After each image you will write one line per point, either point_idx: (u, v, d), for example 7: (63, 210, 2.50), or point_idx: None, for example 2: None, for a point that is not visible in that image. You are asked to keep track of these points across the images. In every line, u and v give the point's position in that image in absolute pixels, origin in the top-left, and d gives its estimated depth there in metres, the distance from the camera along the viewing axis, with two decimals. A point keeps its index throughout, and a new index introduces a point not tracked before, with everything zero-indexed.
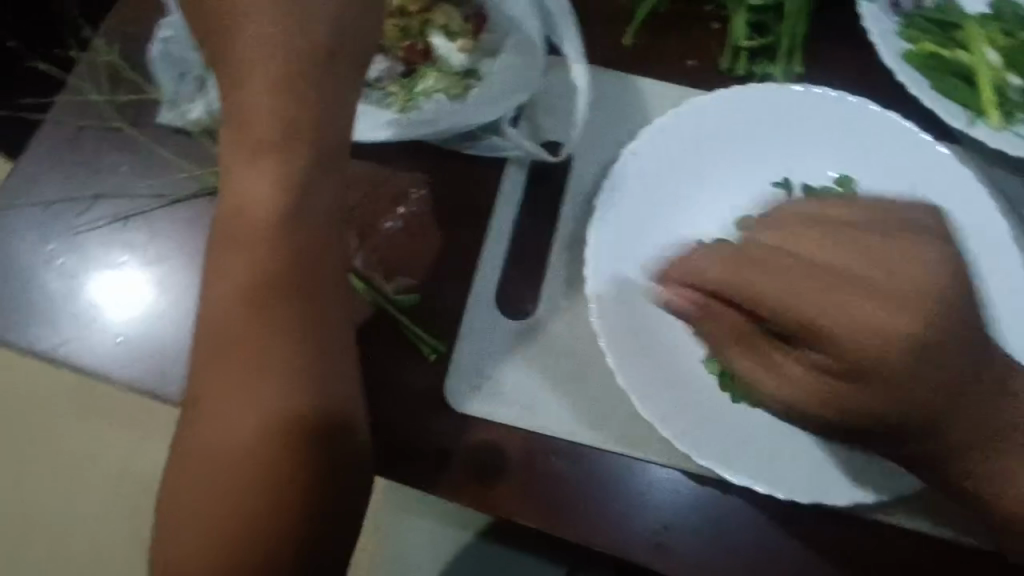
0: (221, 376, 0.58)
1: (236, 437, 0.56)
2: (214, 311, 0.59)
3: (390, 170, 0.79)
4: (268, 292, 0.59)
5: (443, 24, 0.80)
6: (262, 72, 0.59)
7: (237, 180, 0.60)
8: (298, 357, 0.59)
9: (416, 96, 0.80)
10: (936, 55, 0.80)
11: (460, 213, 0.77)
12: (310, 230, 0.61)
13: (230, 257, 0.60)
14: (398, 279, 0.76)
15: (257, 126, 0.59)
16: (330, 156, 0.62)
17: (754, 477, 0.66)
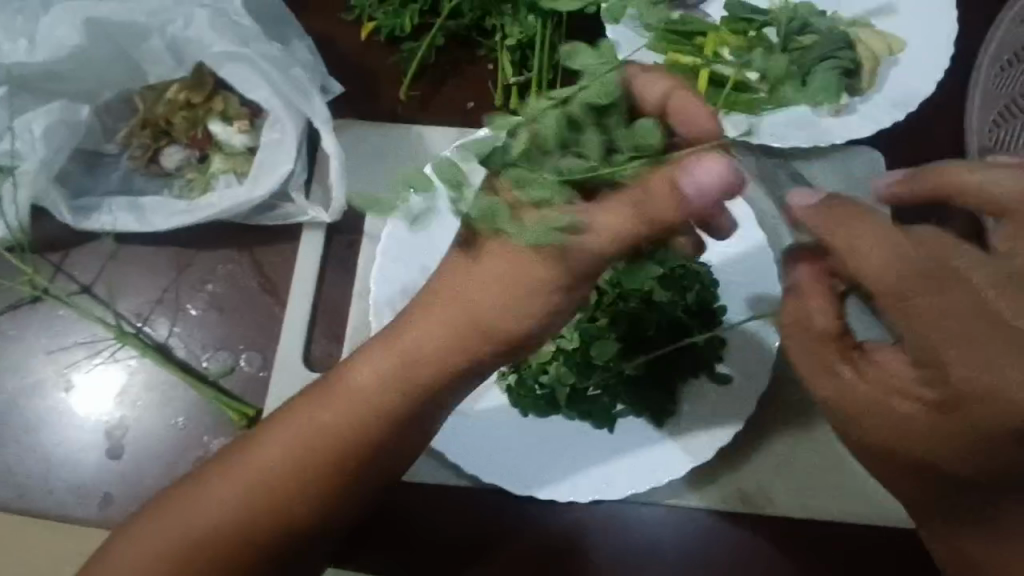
0: (314, 466, 0.65)
1: (215, 521, 0.65)
2: (308, 433, 0.65)
3: (196, 254, 0.85)
4: (327, 431, 0.64)
5: (220, 109, 0.85)
6: (458, 304, 0.60)
7: (408, 334, 0.62)
8: (305, 489, 0.65)
9: (210, 181, 0.85)
10: (678, 64, 0.85)
11: (267, 285, 0.83)
12: (335, 465, 0.64)
13: (308, 427, 0.65)
14: (211, 354, 0.81)
15: (426, 347, 0.62)
16: (400, 364, 0.63)
17: (537, 485, 0.72)
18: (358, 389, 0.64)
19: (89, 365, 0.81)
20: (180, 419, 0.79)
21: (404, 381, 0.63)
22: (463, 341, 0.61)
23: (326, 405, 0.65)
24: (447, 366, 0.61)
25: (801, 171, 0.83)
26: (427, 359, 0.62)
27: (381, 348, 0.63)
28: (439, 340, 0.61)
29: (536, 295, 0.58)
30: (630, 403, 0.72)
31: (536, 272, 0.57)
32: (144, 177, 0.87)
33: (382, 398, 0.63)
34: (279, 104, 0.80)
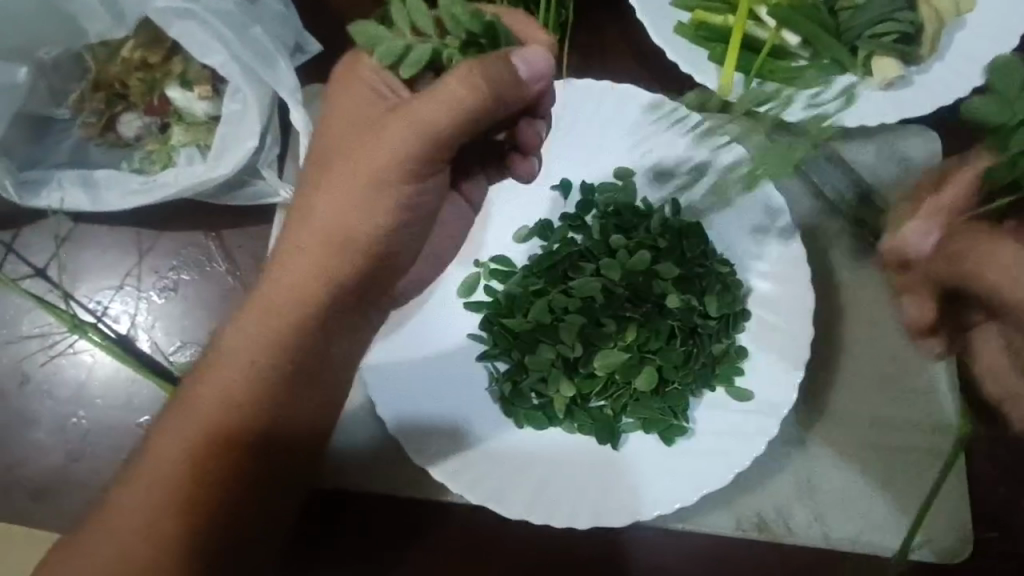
0: (209, 462, 0.55)
1: (101, 560, 0.54)
2: (195, 413, 0.56)
3: (158, 235, 0.76)
4: (217, 416, 0.56)
5: (179, 72, 0.75)
6: (302, 248, 0.55)
7: (271, 281, 0.56)
8: (193, 487, 0.55)
9: (171, 153, 0.76)
10: (705, 26, 0.73)
11: (236, 273, 0.75)
12: (223, 450, 0.55)
13: (193, 411, 0.56)
14: (177, 348, 0.74)
15: (294, 289, 0.55)
16: (253, 324, 0.56)
17: (528, 508, 0.63)
18: (228, 355, 0.56)
19: (45, 357, 0.74)
20: (143, 419, 0.72)
21: (280, 323, 0.55)
22: (333, 244, 0.55)
23: (204, 384, 0.56)
24: (321, 235, 0.55)
25: (845, 155, 0.72)
26: (298, 272, 0.55)
27: (252, 303, 0.56)
28: (305, 263, 0.55)
29: (395, 124, 0.52)
30: (637, 417, 0.65)
31: (408, 133, 0.52)
32: (100, 147, 0.78)
33: (254, 356, 0.56)
34: (237, 70, 0.69)
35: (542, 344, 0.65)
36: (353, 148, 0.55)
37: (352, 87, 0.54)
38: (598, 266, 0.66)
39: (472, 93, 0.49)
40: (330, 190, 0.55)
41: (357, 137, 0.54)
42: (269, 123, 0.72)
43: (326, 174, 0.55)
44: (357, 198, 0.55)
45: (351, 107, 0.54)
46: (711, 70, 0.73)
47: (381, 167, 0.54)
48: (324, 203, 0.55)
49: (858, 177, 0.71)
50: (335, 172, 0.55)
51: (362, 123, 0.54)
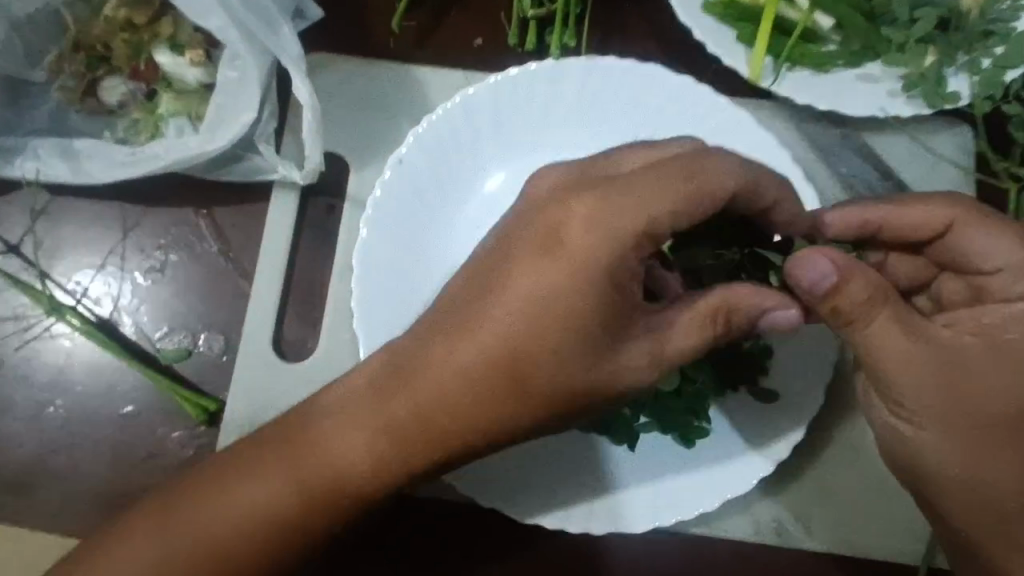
0: (314, 514, 0.55)
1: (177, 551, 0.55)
2: (315, 473, 0.54)
3: (144, 211, 0.71)
4: (347, 481, 0.54)
5: (169, 35, 0.70)
6: (501, 336, 0.50)
7: (456, 367, 0.51)
8: (292, 529, 0.55)
9: (158, 123, 0.70)
10: (734, 2, 0.69)
11: (230, 255, 0.70)
12: (333, 520, 0.55)
13: (309, 474, 0.54)
14: (164, 334, 0.69)
15: (474, 398, 0.51)
16: (426, 431, 0.52)
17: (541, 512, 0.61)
18: (387, 421, 0.52)
19: (20, 342, 0.69)
20: (128, 408, 0.67)
21: (424, 448, 0.52)
22: (506, 401, 0.51)
23: (351, 432, 0.53)
24: (491, 399, 0.51)
25: (874, 148, 0.70)
26: (463, 415, 0.51)
27: (402, 387, 0.52)
28: (476, 414, 0.51)
29: (649, 350, 0.50)
30: (655, 417, 0.61)
31: (624, 372, 0.50)
32: (80, 114, 0.72)
33: (414, 447, 0.52)
34: (236, 34, 0.63)
35: None
36: (572, 285, 0.49)
37: (600, 226, 0.49)
38: None
39: (712, 332, 0.51)
40: (533, 316, 0.50)
41: (588, 300, 0.49)
42: (267, 94, 0.67)
43: (537, 299, 0.49)
44: (555, 347, 0.50)
45: (611, 262, 0.49)
46: (739, 52, 0.69)
47: (610, 345, 0.50)
48: (519, 311, 0.50)
49: (889, 170, 0.69)
50: (546, 299, 0.49)
51: (586, 284, 0.49)
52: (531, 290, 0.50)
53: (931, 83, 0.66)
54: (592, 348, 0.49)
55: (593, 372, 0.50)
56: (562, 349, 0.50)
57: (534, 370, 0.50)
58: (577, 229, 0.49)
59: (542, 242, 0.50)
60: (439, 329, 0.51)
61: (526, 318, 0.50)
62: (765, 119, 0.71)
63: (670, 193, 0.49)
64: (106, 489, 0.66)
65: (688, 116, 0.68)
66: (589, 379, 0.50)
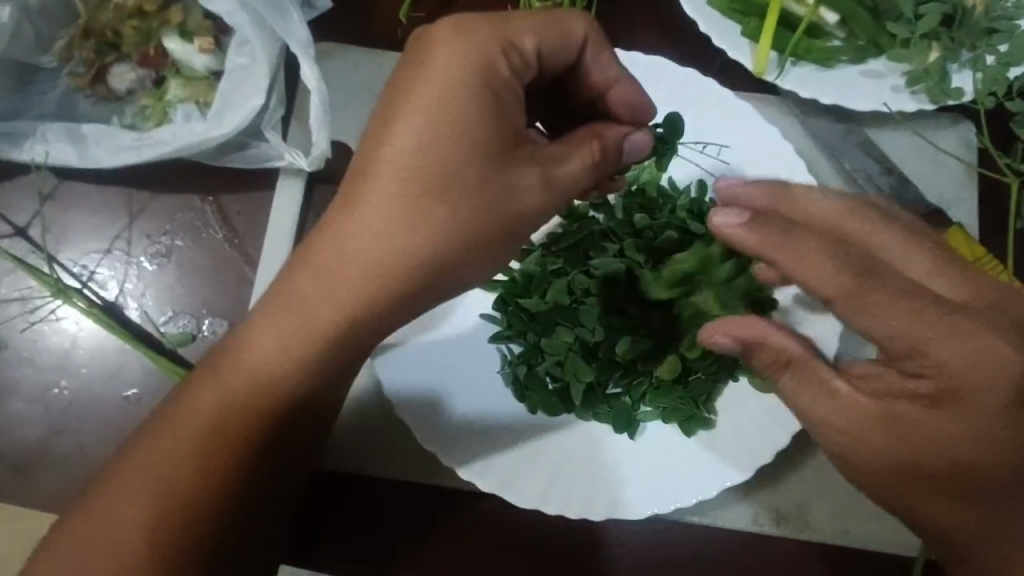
0: (244, 400, 0.55)
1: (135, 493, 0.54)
2: (241, 371, 0.55)
3: (150, 196, 0.71)
4: (260, 357, 0.54)
5: (178, 22, 0.70)
6: (394, 193, 0.51)
7: (352, 228, 0.52)
8: (233, 430, 0.55)
9: (166, 109, 0.71)
10: None
11: (235, 241, 0.70)
12: (269, 408, 0.55)
13: (235, 371, 0.55)
14: (169, 319, 0.69)
15: (377, 252, 0.52)
16: (326, 287, 0.52)
17: (540, 498, 0.61)
18: (293, 291, 0.53)
19: (25, 323, 0.69)
20: (132, 392, 0.68)
21: (337, 306, 0.53)
22: (411, 248, 0.52)
23: (269, 315, 0.54)
24: (395, 249, 0.52)
25: (878, 144, 0.70)
26: (369, 267, 0.52)
27: (309, 261, 0.53)
28: (380, 260, 0.52)
29: (530, 165, 0.52)
30: (657, 406, 0.61)
31: (520, 195, 0.52)
32: (89, 99, 0.73)
33: (325, 309, 0.53)
34: (247, 20, 0.64)
35: (558, 327, 0.62)
36: (453, 130, 0.50)
37: (463, 66, 0.50)
38: (621, 246, 0.63)
39: (592, 152, 0.53)
40: (421, 166, 0.51)
41: (470, 138, 0.50)
42: (274, 82, 0.67)
43: (417, 148, 0.51)
44: (451, 191, 0.51)
45: (460, 83, 0.50)
46: (744, 46, 0.70)
47: (494, 171, 0.51)
48: (411, 167, 0.51)
49: (892, 165, 0.69)
50: (428, 146, 0.51)
51: (457, 116, 0.50)
52: (415, 145, 0.51)
53: (936, 78, 0.66)
54: (481, 174, 0.51)
55: (491, 194, 0.51)
56: (455, 185, 0.51)
57: (434, 216, 0.51)
58: (435, 71, 0.51)
59: (406, 93, 0.51)
60: (337, 204, 0.53)
61: (406, 165, 0.51)
62: (770, 113, 0.72)
63: (527, 31, 0.52)
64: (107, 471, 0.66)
65: (693, 108, 0.68)
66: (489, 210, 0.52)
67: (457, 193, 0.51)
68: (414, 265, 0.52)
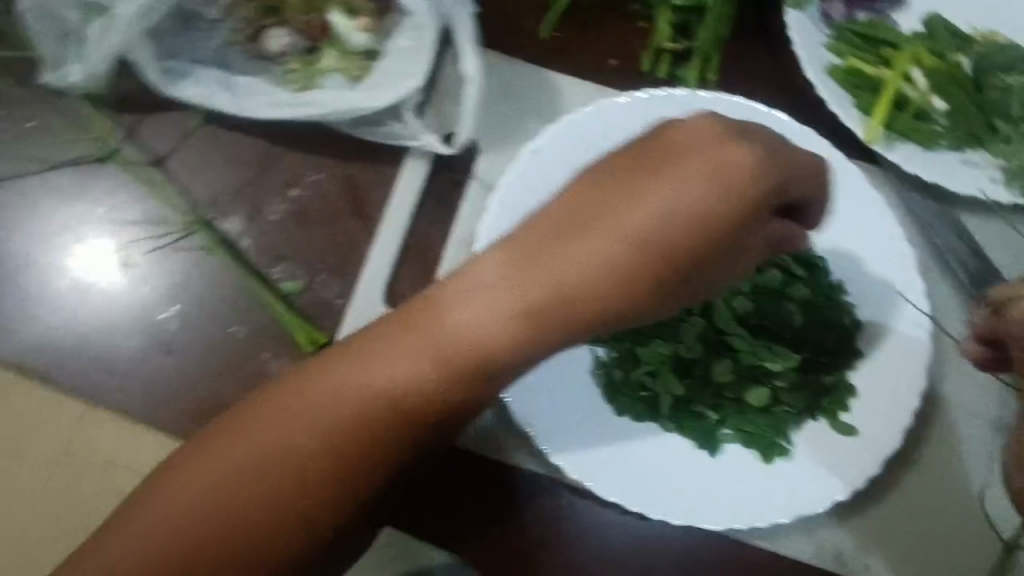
0: (381, 416, 0.50)
1: (239, 466, 0.50)
2: (389, 385, 0.50)
3: (285, 151, 0.76)
4: (424, 391, 0.50)
5: (345, 0, 0.75)
6: (623, 237, 0.45)
7: (572, 260, 0.45)
8: (358, 448, 0.50)
9: (315, 77, 0.76)
10: (858, 73, 0.76)
11: (356, 205, 0.74)
12: (405, 433, 0.50)
13: (388, 385, 0.50)
14: (282, 266, 0.73)
15: (580, 293, 0.46)
16: (527, 333, 0.47)
17: (628, 497, 0.63)
18: (484, 323, 0.48)
19: (149, 246, 0.73)
20: (237, 329, 0.71)
21: (523, 351, 0.48)
22: (620, 300, 0.46)
23: (439, 335, 0.48)
24: (598, 298, 0.46)
25: (967, 224, 0.75)
26: (565, 312, 0.46)
27: (509, 278, 0.46)
28: (588, 288, 0.46)
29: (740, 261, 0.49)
30: (738, 429, 0.65)
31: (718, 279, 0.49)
32: (241, 54, 0.78)
33: (501, 352, 0.48)
34: (424, 7, 0.71)
35: (657, 341, 0.66)
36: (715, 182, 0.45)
37: (714, 126, 0.46)
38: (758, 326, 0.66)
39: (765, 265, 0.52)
40: (676, 210, 0.45)
41: (715, 204, 0.45)
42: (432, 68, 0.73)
43: (674, 204, 0.45)
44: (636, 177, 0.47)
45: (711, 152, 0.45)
46: (856, 117, 0.75)
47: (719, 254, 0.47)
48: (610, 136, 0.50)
49: (979, 246, 0.74)
50: (678, 204, 0.45)
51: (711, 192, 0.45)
52: (674, 183, 0.45)
53: None
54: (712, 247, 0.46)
55: (706, 272, 0.48)
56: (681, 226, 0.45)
57: (648, 281, 0.46)
58: (700, 133, 0.46)
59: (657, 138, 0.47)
60: (574, 195, 0.47)
61: (645, 198, 0.45)
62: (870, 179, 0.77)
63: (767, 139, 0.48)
64: (205, 398, 0.69)
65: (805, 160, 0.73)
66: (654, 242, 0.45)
67: (686, 264, 0.46)
68: (606, 321, 0.47)
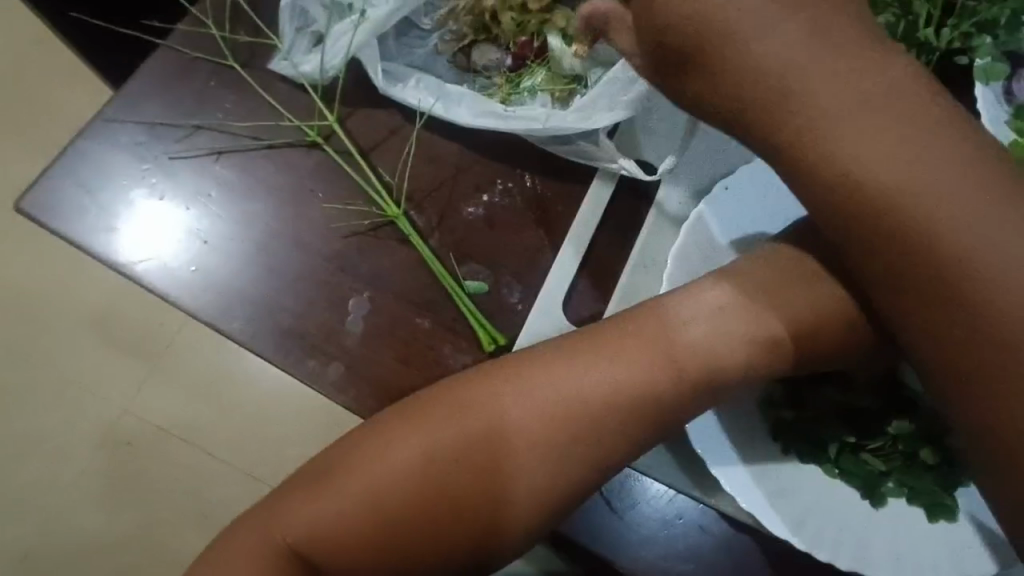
0: (603, 408, 0.60)
1: (478, 420, 0.61)
2: (616, 380, 0.61)
3: (481, 157, 0.80)
4: (646, 391, 0.61)
5: (561, 26, 0.81)
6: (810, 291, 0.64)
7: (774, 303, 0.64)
8: (576, 430, 0.60)
9: (519, 92, 0.82)
10: None
11: (544, 218, 0.78)
12: (618, 423, 0.60)
13: (619, 379, 0.61)
14: (469, 265, 0.77)
15: (777, 320, 0.63)
16: (744, 347, 0.63)
17: (800, 532, 0.63)
18: (712, 334, 0.63)
19: (347, 232, 0.77)
20: (423, 320, 0.74)
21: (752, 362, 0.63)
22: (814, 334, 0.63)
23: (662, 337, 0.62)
24: (800, 326, 0.63)
25: None
26: (770, 334, 0.63)
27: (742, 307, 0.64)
28: (802, 312, 0.63)
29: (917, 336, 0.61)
30: (903, 484, 0.67)
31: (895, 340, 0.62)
32: (450, 64, 0.84)
33: (727, 361, 0.63)
34: None
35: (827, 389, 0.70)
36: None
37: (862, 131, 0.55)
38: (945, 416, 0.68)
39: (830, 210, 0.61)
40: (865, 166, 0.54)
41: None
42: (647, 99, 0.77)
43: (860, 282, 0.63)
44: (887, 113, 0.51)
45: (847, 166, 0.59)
46: None
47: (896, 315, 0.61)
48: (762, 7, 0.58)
49: None
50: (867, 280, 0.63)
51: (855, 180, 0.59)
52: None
53: None
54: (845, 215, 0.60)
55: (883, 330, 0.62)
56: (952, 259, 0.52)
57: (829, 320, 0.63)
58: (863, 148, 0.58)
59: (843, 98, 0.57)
60: (783, 259, 0.66)
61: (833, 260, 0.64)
62: None
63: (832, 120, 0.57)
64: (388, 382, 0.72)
65: None
66: (853, 192, 0.54)
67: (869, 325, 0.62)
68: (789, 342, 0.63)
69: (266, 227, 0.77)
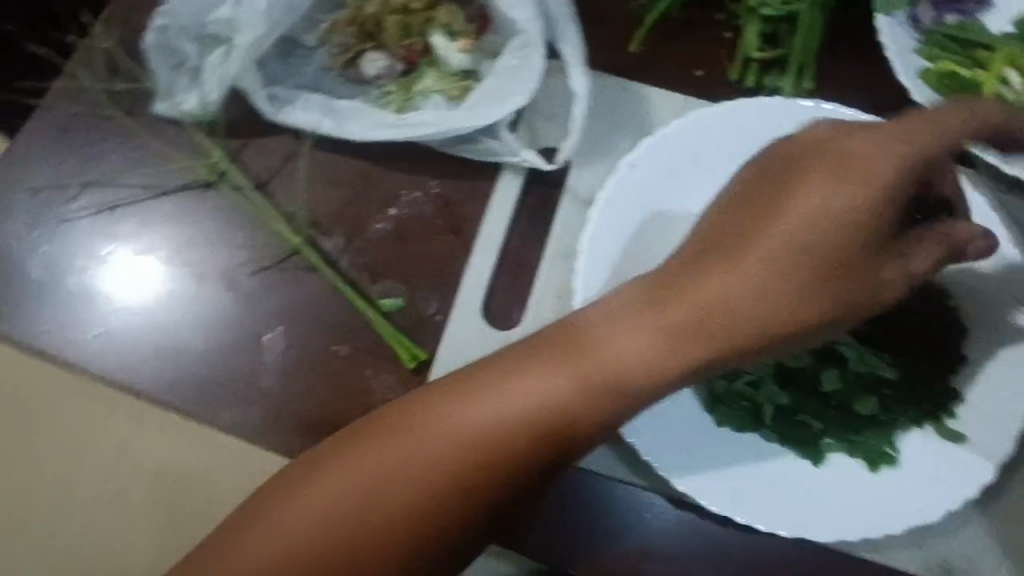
0: (528, 421, 0.55)
1: (392, 455, 0.55)
2: (538, 390, 0.55)
3: (381, 171, 0.78)
4: (574, 396, 0.55)
5: (445, 23, 0.80)
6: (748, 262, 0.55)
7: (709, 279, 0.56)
8: (500, 450, 0.55)
9: (412, 98, 0.79)
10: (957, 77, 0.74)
11: (453, 223, 0.76)
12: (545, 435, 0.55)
13: (542, 389, 0.55)
14: (383, 283, 0.75)
15: (714, 299, 0.55)
16: (680, 333, 0.55)
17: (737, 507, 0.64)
18: (641, 326, 0.56)
19: (255, 268, 0.75)
20: (342, 347, 0.73)
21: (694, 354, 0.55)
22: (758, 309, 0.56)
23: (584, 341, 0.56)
24: (737, 302, 0.55)
25: None
26: (705, 318, 0.55)
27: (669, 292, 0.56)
28: (740, 287, 0.55)
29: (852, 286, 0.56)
30: (841, 439, 0.65)
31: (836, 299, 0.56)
32: (340, 78, 0.81)
33: (660, 355, 0.55)
34: (537, 29, 0.73)
35: None
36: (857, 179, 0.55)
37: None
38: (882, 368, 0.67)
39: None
40: None
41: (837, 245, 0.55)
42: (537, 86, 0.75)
43: (793, 235, 0.56)
44: None
45: None
46: None
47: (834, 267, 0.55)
48: None
49: None
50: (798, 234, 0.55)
51: None
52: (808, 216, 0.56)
53: None
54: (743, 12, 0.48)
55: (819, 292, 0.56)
56: None
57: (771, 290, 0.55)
58: None
59: None
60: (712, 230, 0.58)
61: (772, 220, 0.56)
62: None
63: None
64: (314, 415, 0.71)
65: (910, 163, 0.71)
66: None
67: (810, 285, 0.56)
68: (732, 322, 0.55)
69: (170, 275, 0.75)
